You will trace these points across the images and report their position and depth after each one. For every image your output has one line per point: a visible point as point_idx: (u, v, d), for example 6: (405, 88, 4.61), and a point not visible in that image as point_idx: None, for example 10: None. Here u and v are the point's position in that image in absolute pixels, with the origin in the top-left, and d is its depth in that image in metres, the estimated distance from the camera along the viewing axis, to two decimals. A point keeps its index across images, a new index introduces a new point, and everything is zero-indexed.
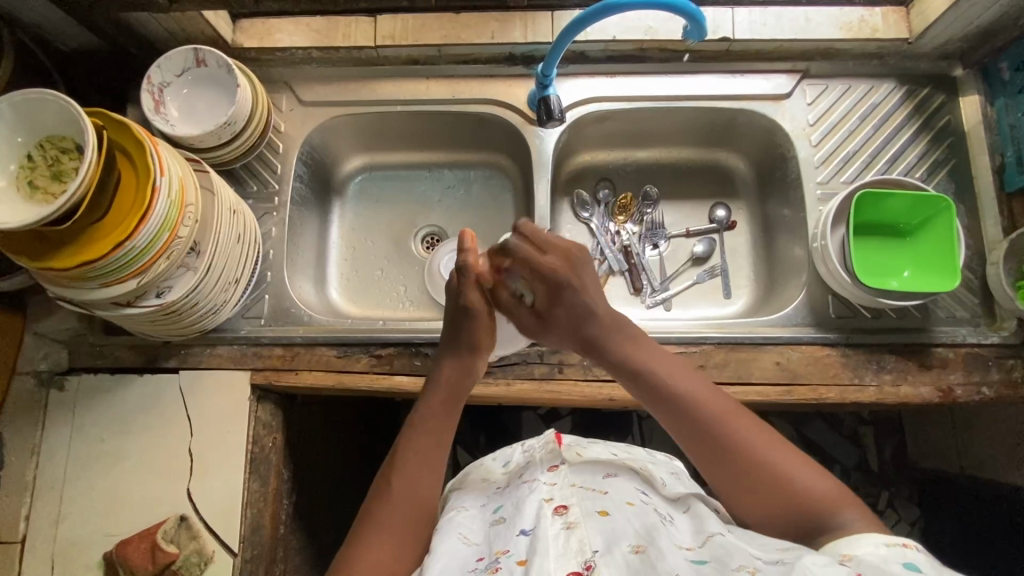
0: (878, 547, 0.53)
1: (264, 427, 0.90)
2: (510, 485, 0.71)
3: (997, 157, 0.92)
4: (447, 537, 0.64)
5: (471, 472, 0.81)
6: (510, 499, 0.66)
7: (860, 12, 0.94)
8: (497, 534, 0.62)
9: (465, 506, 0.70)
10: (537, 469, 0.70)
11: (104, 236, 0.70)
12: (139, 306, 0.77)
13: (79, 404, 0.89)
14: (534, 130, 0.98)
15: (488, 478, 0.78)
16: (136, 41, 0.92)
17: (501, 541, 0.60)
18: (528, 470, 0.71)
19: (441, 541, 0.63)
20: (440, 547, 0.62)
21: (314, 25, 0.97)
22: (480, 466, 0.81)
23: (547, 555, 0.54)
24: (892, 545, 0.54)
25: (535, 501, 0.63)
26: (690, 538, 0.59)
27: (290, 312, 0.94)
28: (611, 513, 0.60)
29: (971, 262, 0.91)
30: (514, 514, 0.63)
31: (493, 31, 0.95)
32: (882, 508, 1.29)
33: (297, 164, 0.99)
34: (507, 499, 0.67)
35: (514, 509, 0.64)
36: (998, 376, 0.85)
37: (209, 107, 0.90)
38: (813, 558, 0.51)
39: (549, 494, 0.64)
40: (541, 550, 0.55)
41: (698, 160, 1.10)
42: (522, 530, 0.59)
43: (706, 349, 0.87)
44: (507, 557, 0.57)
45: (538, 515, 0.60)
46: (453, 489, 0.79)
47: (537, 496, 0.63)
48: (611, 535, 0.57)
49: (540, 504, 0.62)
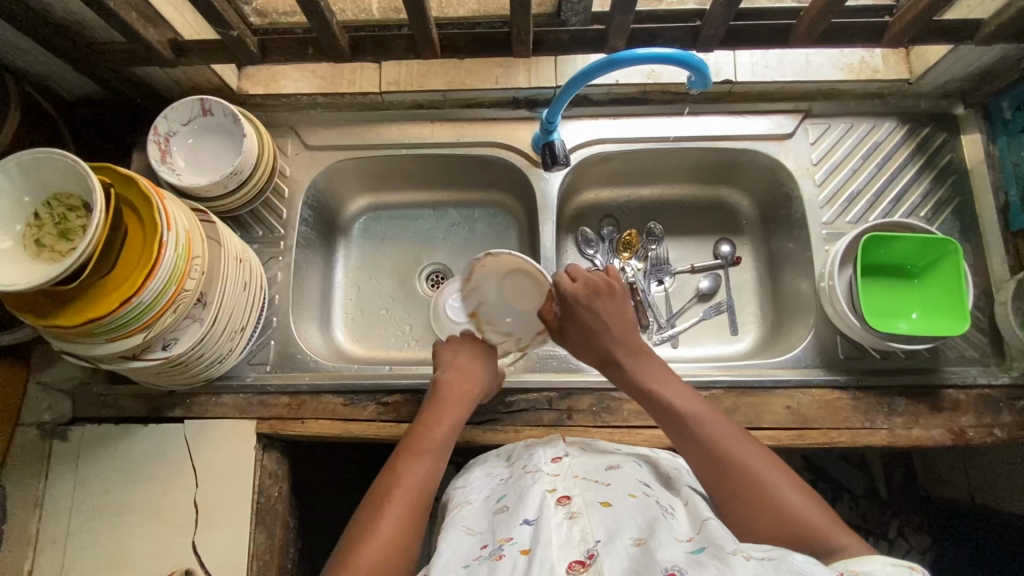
0: (887, 566, 0.52)
1: (270, 476, 0.89)
2: (514, 476, 0.70)
3: (1001, 196, 0.92)
4: (451, 531, 0.64)
5: (467, 473, 0.77)
6: (513, 490, 0.66)
7: (860, 53, 0.95)
8: (501, 522, 0.62)
9: (469, 500, 0.70)
10: (540, 460, 0.70)
11: (111, 291, 0.70)
12: (145, 359, 0.77)
13: (83, 456, 0.89)
14: (538, 172, 0.99)
15: (490, 472, 0.75)
16: (143, 92, 0.93)
17: (503, 530, 0.60)
18: (530, 460, 0.71)
19: (446, 536, 0.63)
20: (447, 541, 0.62)
21: (319, 71, 0.98)
22: (478, 466, 0.77)
23: (549, 544, 0.54)
24: (906, 565, 0.53)
25: (537, 492, 0.63)
26: (688, 528, 0.58)
27: (296, 358, 0.93)
28: (614, 504, 0.59)
29: (979, 300, 0.91)
30: (517, 504, 0.63)
31: (497, 76, 0.97)
32: (893, 536, 1.28)
33: (302, 207, 1.00)
34: (511, 489, 0.67)
35: (516, 499, 0.64)
36: (1010, 418, 0.85)
37: (216, 156, 0.90)
38: (801, 558, 0.52)
39: (552, 485, 0.64)
40: (544, 539, 0.55)
41: (702, 197, 1.10)
42: (525, 520, 0.59)
43: (715, 394, 0.87)
44: (510, 545, 0.56)
45: (542, 505, 0.60)
46: (454, 489, 0.75)
47: (540, 488, 0.63)
48: (613, 527, 0.56)
49: (543, 494, 0.62)
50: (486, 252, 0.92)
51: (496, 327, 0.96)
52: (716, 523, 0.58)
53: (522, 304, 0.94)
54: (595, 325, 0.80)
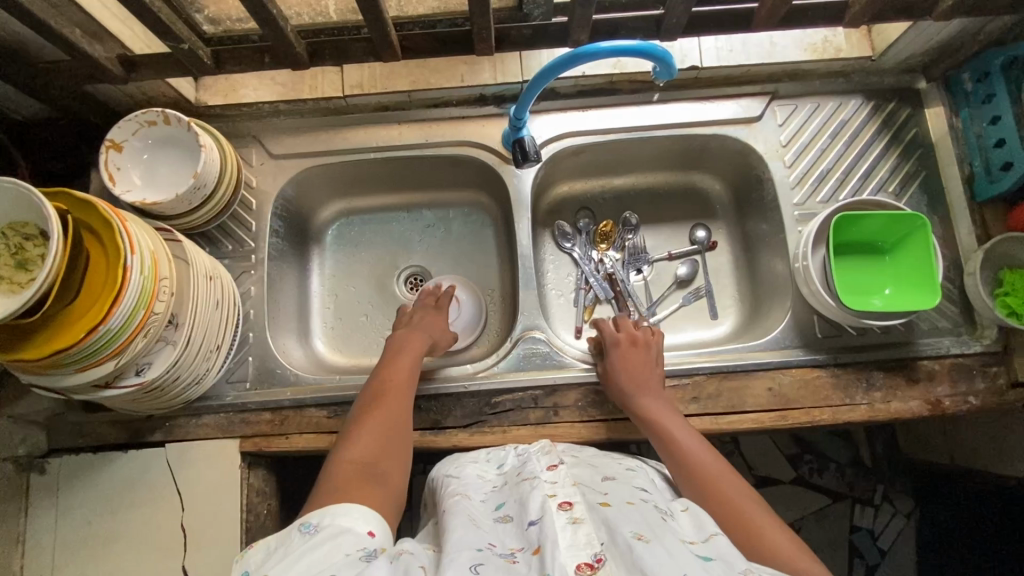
0: None
1: (258, 494, 0.88)
2: (510, 483, 0.69)
3: (966, 167, 0.94)
4: (457, 517, 0.62)
5: (459, 470, 0.76)
6: (513, 497, 0.65)
7: (823, 33, 0.95)
8: (505, 530, 0.60)
9: (468, 494, 0.69)
10: (538, 468, 0.69)
11: (75, 321, 0.68)
12: (118, 386, 0.75)
13: (63, 488, 0.87)
14: (510, 169, 0.98)
15: (482, 477, 0.74)
16: (97, 111, 0.91)
17: (511, 538, 0.58)
18: (527, 468, 0.70)
19: (452, 522, 0.61)
20: (454, 524, 0.60)
21: (278, 78, 0.96)
22: (470, 464, 0.77)
23: (556, 546, 0.53)
24: None
25: (538, 497, 0.61)
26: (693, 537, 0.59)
27: (276, 374, 0.92)
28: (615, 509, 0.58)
29: (949, 271, 0.93)
30: (520, 512, 0.61)
31: (462, 73, 0.95)
32: (878, 502, 1.30)
33: (271, 219, 0.97)
34: (510, 496, 0.66)
35: (518, 507, 0.62)
36: (983, 384, 0.87)
37: (173, 170, 0.87)
38: None
39: (552, 490, 0.62)
40: (551, 538, 0.54)
41: (676, 183, 1.10)
42: (530, 522, 0.58)
43: (698, 380, 0.88)
44: (521, 550, 0.55)
45: (544, 507, 0.59)
46: (446, 479, 0.74)
47: (541, 493, 0.61)
48: (615, 527, 0.55)
49: (544, 499, 0.60)
50: (187, 119, 0.84)
51: (139, 160, 0.87)
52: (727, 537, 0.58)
53: (169, 162, 0.88)
54: (648, 359, 0.86)
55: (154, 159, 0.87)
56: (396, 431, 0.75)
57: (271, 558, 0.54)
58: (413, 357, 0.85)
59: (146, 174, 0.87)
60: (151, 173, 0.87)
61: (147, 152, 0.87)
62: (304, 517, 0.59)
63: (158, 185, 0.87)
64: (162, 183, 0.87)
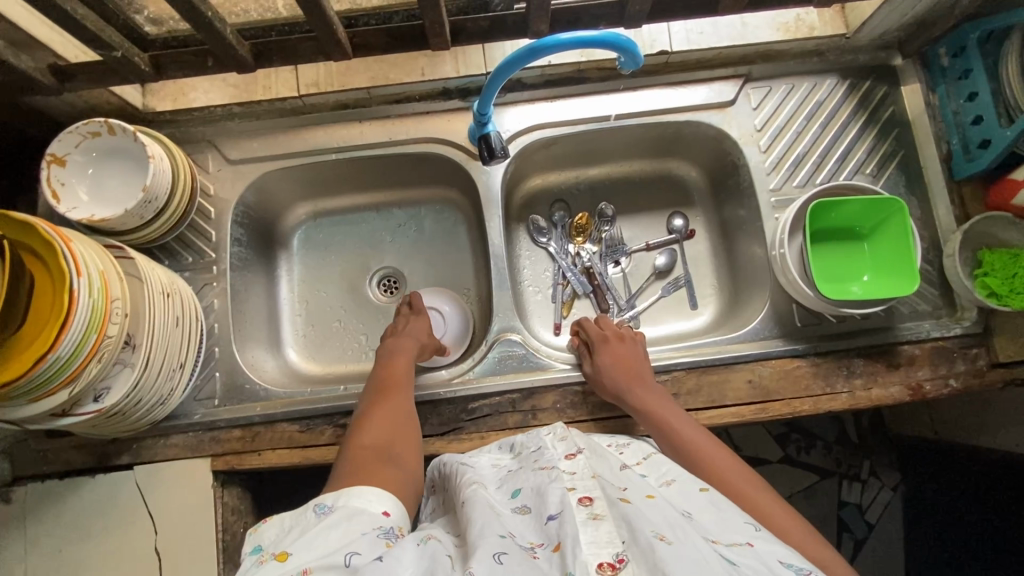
0: None
1: (233, 512, 0.86)
2: (526, 470, 0.65)
3: (943, 146, 0.92)
4: (476, 507, 0.58)
5: (472, 459, 0.73)
6: (530, 486, 0.60)
7: (795, 11, 0.92)
8: (523, 521, 0.56)
9: (484, 483, 0.65)
10: (554, 455, 0.64)
11: (22, 351, 0.65)
12: (76, 414, 0.72)
13: (29, 517, 0.84)
14: (478, 165, 0.94)
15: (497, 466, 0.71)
16: (38, 123, 0.86)
17: (529, 531, 0.54)
18: (543, 455, 0.65)
19: (474, 512, 0.57)
20: (473, 514, 0.56)
21: (230, 79, 0.91)
22: (485, 454, 0.74)
23: (576, 544, 0.49)
24: None
25: (556, 489, 0.56)
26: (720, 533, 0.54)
27: (245, 389, 0.89)
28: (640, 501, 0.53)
29: (929, 253, 0.91)
30: (538, 503, 0.57)
31: (423, 67, 0.91)
32: (865, 477, 1.29)
33: (232, 226, 0.94)
34: (527, 483, 0.61)
35: (536, 498, 0.58)
36: (964, 367, 0.86)
37: (122, 182, 0.83)
38: None
39: (572, 482, 0.57)
40: (571, 535, 0.50)
41: (652, 171, 1.07)
42: (549, 516, 0.54)
43: (677, 376, 0.86)
44: (541, 546, 0.51)
45: (563, 501, 0.54)
46: (460, 466, 0.71)
47: (559, 485, 0.57)
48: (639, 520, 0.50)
49: (562, 492, 0.56)
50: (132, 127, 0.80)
51: (84, 175, 0.82)
52: (763, 545, 0.51)
53: (116, 175, 0.83)
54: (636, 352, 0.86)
55: (100, 173, 0.83)
56: (403, 421, 0.77)
57: (287, 535, 0.55)
58: (407, 355, 0.86)
59: (92, 189, 0.83)
60: (98, 188, 0.83)
61: (91, 166, 0.83)
62: (318, 498, 0.60)
63: (106, 199, 0.83)
64: (110, 197, 0.83)
